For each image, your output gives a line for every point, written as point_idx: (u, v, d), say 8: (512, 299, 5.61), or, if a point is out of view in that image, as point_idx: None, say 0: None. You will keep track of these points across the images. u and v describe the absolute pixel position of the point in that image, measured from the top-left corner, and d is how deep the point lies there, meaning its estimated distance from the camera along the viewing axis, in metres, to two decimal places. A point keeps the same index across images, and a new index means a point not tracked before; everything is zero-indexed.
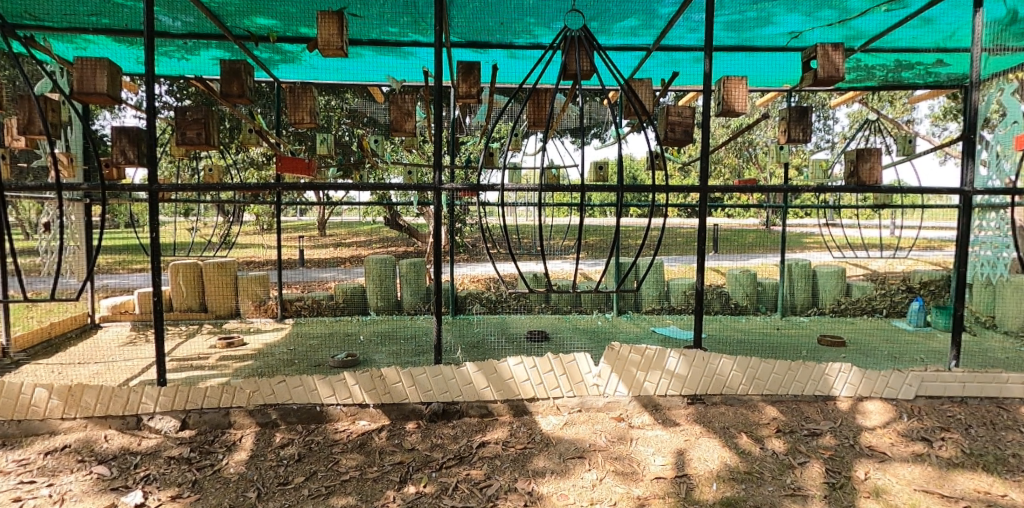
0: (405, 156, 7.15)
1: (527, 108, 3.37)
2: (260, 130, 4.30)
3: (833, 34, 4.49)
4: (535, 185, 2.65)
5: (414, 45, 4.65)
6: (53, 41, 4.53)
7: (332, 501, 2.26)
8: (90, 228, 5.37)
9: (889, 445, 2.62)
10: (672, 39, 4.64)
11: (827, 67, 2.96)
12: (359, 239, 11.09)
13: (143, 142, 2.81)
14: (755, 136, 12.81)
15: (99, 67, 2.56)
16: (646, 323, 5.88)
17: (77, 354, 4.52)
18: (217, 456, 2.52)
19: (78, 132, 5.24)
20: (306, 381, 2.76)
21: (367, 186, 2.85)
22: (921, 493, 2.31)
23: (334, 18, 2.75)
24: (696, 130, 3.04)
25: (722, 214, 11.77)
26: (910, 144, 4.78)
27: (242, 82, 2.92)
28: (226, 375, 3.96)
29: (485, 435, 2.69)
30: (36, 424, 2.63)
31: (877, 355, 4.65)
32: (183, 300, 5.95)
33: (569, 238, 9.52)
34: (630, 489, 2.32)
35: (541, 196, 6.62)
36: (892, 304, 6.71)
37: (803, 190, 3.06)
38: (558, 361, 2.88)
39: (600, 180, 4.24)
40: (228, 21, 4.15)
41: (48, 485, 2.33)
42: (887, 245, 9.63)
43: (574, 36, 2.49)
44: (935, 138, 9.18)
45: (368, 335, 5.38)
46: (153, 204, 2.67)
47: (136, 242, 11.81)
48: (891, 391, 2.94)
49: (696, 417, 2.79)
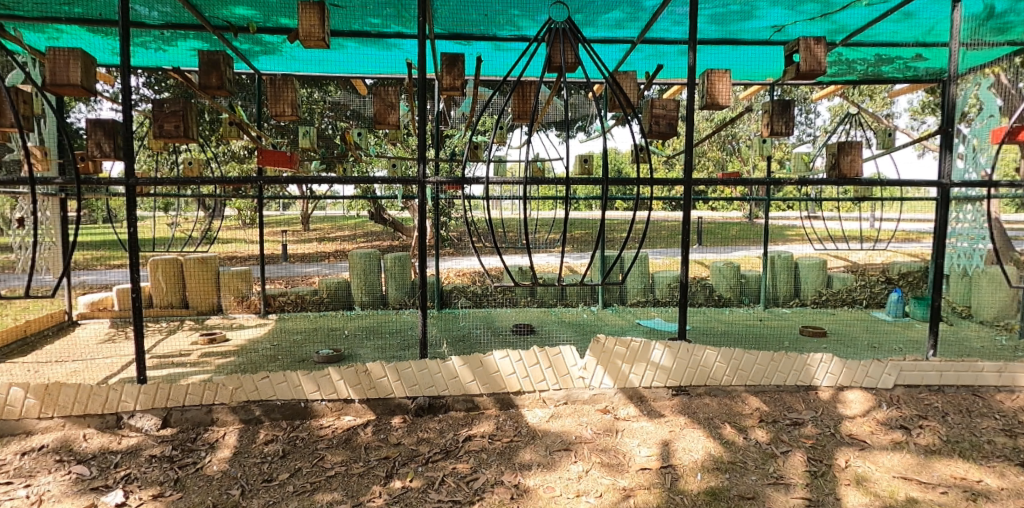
0: (389, 149, 7.14)
1: (511, 101, 3.15)
2: (240, 123, 4.21)
3: (816, 28, 4.55)
4: (520, 178, 2.56)
5: (397, 36, 4.60)
6: (24, 31, 4.43)
7: (318, 498, 2.24)
8: (65, 223, 5.28)
9: (869, 434, 2.67)
10: (658, 32, 4.65)
11: (809, 60, 2.96)
12: (343, 234, 11.07)
13: (119, 135, 2.72)
14: (736, 130, 13.01)
15: (72, 58, 2.48)
16: (632, 316, 5.92)
17: (55, 351, 4.45)
18: (200, 453, 2.48)
19: (51, 124, 5.11)
20: (290, 377, 2.73)
21: (350, 180, 2.75)
22: (900, 480, 2.36)
23: (316, 9, 2.69)
24: (680, 123, 3.03)
25: (705, 207, 11.92)
26: (890, 137, 4.81)
27: (221, 73, 2.85)
28: (208, 372, 3.92)
29: (470, 428, 2.69)
30: (12, 425, 2.56)
31: (858, 345, 4.74)
32: (163, 296, 5.86)
33: (555, 231, 9.80)
34: (615, 480, 2.33)
35: (525, 190, 6.71)
36: (872, 295, 6.80)
37: (786, 182, 2.96)
38: (544, 355, 2.88)
39: (585, 173, 4.05)
40: (206, 11, 4.08)
41: (25, 486, 2.28)
42: (867, 237, 9.82)
43: (559, 28, 2.46)
44: (914, 131, 9.39)
45: (353, 330, 5.34)
46: (131, 198, 2.59)
47: (113, 236, 11.66)
48: (870, 380, 2.99)
49: (681, 408, 2.82)
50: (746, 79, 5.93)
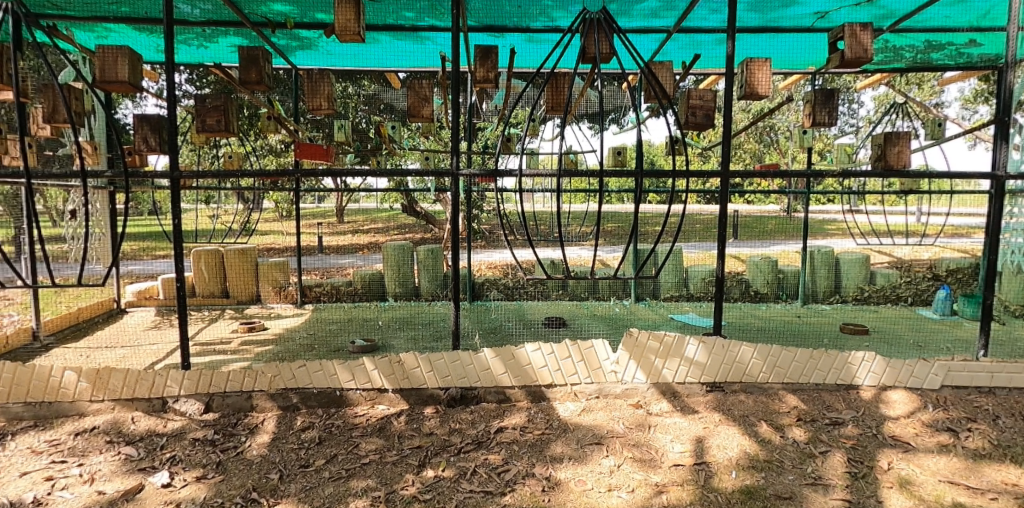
0: (422, 142, 7.19)
1: (544, 93, 3.12)
2: (278, 117, 4.30)
3: (861, 14, 4.37)
4: (553, 171, 2.54)
5: (431, 29, 4.62)
6: (75, 30, 4.60)
7: (353, 484, 2.28)
8: (114, 215, 5.49)
9: (914, 435, 2.58)
10: (695, 21, 4.55)
11: (855, 48, 2.85)
12: (377, 226, 11.20)
13: (164, 129, 2.81)
14: (775, 121, 12.68)
15: (119, 55, 2.56)
16: (664, 310, 5.84)
17: (105, 337, 4.66)
18: (241, 438, 2.56)
19: (101, 120, 5.31)
20: (326, 366, 2.79)
21: (384, 173, 2.78)
22: (947, 485, 2.27)
23: (351, 4, 2.71)
24: (718, 114, 2.96)
25: (741, 201, 11.67)
26: (939, 127, 4.59)
27: (260, 69, 2.90)
28: (247, 359, 4.04)
29: (502, 420, 2.70)
30: (66, 407, 2.69)
31: (902, 344, 4.57)
32: (206, 285, 6.07)
33: (587, 224, 9.75)
34: (648, 476, 2.31)
35: (558, 183, 6.67)
36: (917, 293, 6.55)
37: (828, 174, 2.86)
38: (575, 348, 2.87)
39: (618, 166, 4.02)
40: (245, 8, 4.18)
41: (78, 465, 2.39)
42: (913, 231, 9.46)
43: (594, 18, 2.42)
44: (965, 121, 8.98)
45: (387, 321, 5.42)
46: (175, 191, 2.67)
47: (159, 229, 12.08)
48: (916, 380, 2.88)
49: (715, 404, 2.77)
50: (786, 68, 5.76)
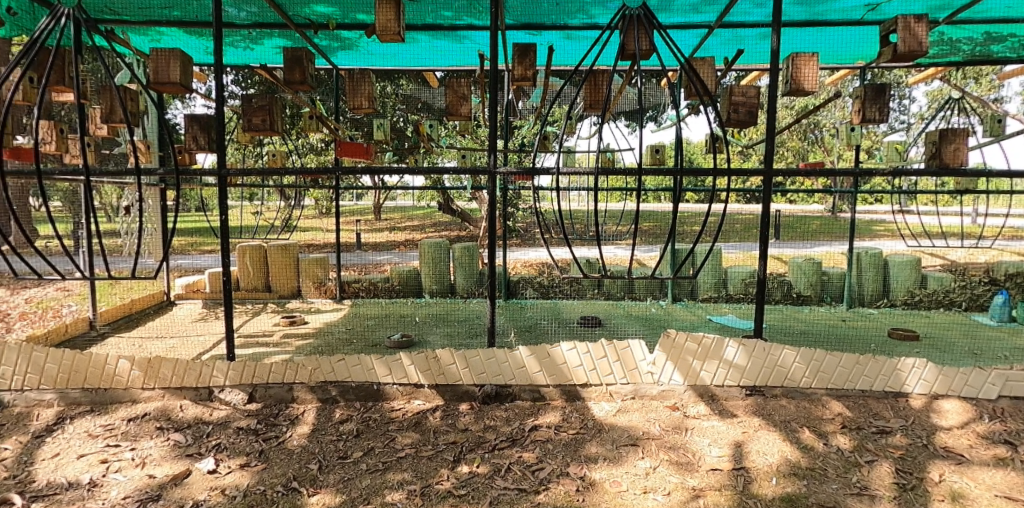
0: (458, 140, 7.25)
1: (582, 91, 3.10)
2: (320, 117, 4.40)
3: (916, 5, 4.18)
4: (591, 168, 2.52)
5: (469, 28, 4.64)
6: (130, 34, 4.81)
7: (389, 477, 2.32)
8: (165, 211, 5.73)
9: (968, 447, 2.46)
10: (737, 16, 4.44)
11: (909, 41, 2.73)
12: (414, 224, 11.34)
13: (212, 129, 2.91)
14: (821, 118, 12.28)
15: (171, 58, 2.67)
16: (702, 311, 5.74)
17: (155, 328, 4.87)
18: (282, 428, 2.64)
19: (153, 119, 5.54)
20: (364, 361, 2.85)
21: (422, 171, 2.81)
22: (1004, 500, 2.16)
23: (391, 4, 2.74)
24: (761, 111, 2.88)
25: (784, 200, 11.34)
26: (1000, 123, 4.36)
27: (303, 69, 2.97)
28: (289, 352, 4.16)
29: (536, 418, 2.70)
30: (119, 393, 2.81)
31: (956, 351, 4.37)
32: (249, 280, 6.25)
33: (624, 223, 9.64)
34: (684, 479, 2.27)
35: (595, 181, 6.62)
36: (973, 298, 6.25)
37: (879, 173, 2.75)
38: (612, 348, 2.84)
39: (656, 164, 3.97)
40: (290, 10, 4.29)
41: (131, 449, 2.51)
42: (969, 234, 9.01)
43: (634, 14, 2.39)
44: None
45: (423, 317, 5.48)
46: (222, 188, 2.76)
47: (207, 225, 12.54)
48: (970, 389, 2.76)
49: (755, 409, 2.70)
50: (833, 63, 5.56)
